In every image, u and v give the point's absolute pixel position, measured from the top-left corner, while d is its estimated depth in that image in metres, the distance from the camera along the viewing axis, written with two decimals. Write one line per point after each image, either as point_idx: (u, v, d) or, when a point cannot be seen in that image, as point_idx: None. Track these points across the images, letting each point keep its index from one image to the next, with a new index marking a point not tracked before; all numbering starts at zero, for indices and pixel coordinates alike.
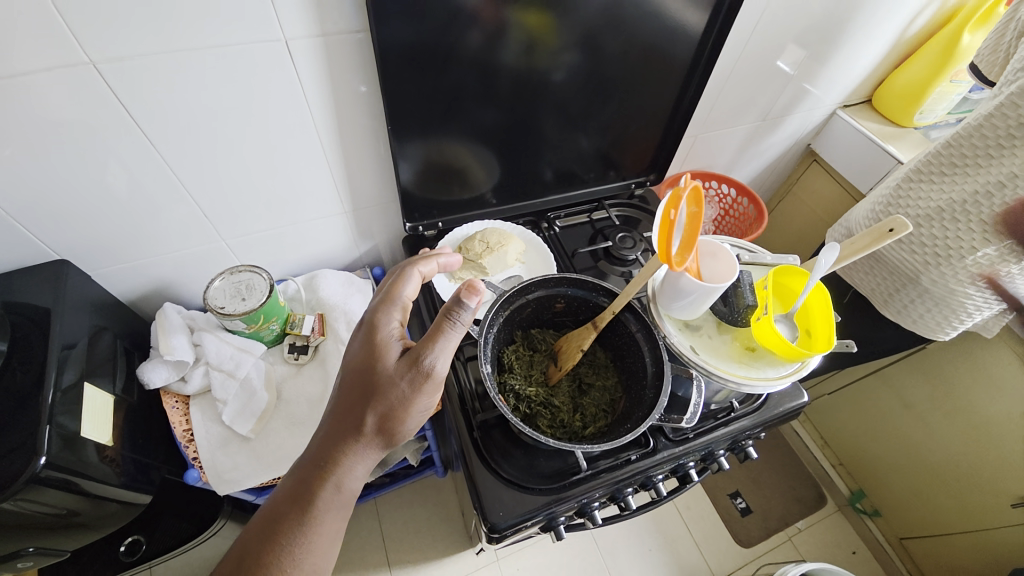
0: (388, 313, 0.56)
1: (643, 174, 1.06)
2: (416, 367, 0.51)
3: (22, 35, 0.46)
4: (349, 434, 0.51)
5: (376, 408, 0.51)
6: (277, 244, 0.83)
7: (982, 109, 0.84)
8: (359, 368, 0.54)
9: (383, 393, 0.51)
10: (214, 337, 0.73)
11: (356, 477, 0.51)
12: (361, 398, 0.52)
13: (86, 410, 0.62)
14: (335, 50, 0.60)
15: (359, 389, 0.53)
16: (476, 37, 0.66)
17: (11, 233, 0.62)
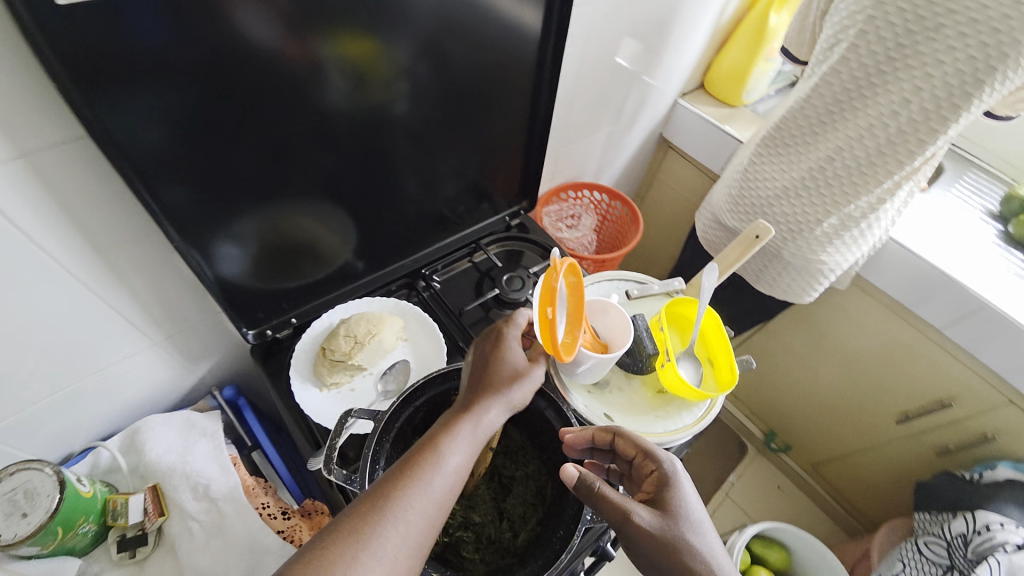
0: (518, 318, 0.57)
1: (516, 203, 0.99)
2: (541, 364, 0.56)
3: None
4: (484, 401, 0.49)
5: (514, 382, 0.52)
6: (63, 410, 0.61)
7: (793, 94, 0.91)
8: (492, 354, 0.54)
9: (517, 379, 0.52)
10: (0, 575, 0.51)
11: (484, 433, 0.48)
12: (493, 365, 0.52)
13: None
14: (48, 165, 0.44)
15: (491, 360, 0.53)
16: (256, 97, 0.52)
17: None
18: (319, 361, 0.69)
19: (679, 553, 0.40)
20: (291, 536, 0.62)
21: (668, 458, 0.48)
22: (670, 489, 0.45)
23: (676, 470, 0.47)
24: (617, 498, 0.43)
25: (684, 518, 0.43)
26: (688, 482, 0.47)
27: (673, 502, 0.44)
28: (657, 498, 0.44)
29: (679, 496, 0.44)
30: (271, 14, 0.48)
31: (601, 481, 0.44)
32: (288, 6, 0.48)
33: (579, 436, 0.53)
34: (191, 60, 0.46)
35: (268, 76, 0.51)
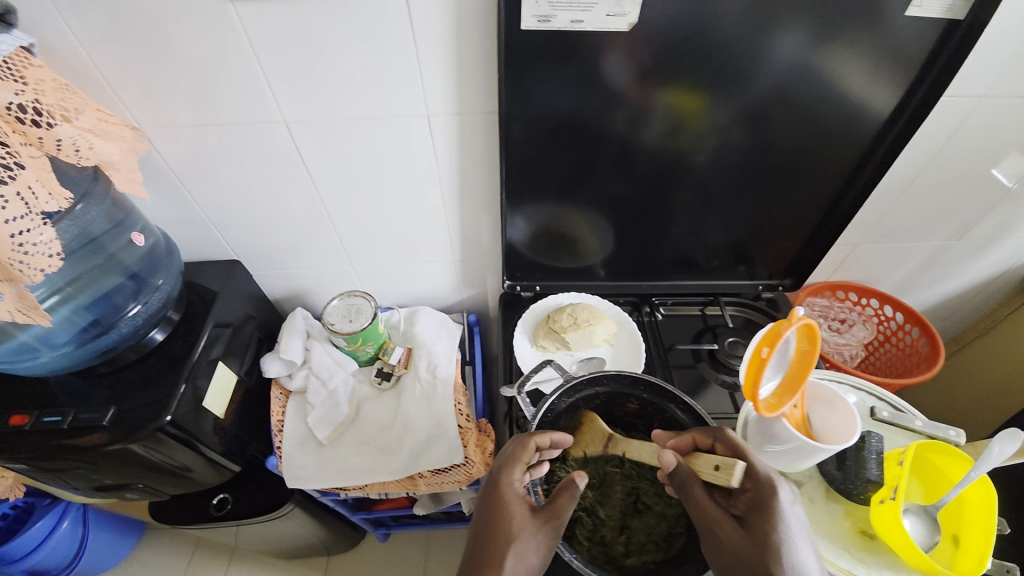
0: (513, 470, 0.53)
1: (777, 277, 0.94)
2: (552, 525, 0.50)
3: (253, 96, 0.62)
4: None
5: (514, 559, 0.47)
6: (393, 277, 0.93)
7: None
8: (488, 520, 0.50)
9: (518, 552, 0.47)
10: (321, 347, 0.84)
11: None
12: (488, 542, 0.48)
13: (211, 385, 0.73)
14: (468, 126, 0.68)
15: (486, 533, 0.49)
16: (591, 123, 0.68)
17: (212, 235, 0.80)
18: (540, 325, 0.83)
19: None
20: (464, 436, 0.78)
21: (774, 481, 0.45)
22: (770, 514, 0.43)
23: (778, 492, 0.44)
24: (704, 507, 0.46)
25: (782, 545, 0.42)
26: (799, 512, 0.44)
27: (765, 526, 0.43)
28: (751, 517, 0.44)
29: (779, 527, 0.42)
30: (633, 61, 0.62)
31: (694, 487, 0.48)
32: (646, 63, 0.62)
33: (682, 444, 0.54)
34: (567, 80, 0.63)
35: (607, 104, 0.66)
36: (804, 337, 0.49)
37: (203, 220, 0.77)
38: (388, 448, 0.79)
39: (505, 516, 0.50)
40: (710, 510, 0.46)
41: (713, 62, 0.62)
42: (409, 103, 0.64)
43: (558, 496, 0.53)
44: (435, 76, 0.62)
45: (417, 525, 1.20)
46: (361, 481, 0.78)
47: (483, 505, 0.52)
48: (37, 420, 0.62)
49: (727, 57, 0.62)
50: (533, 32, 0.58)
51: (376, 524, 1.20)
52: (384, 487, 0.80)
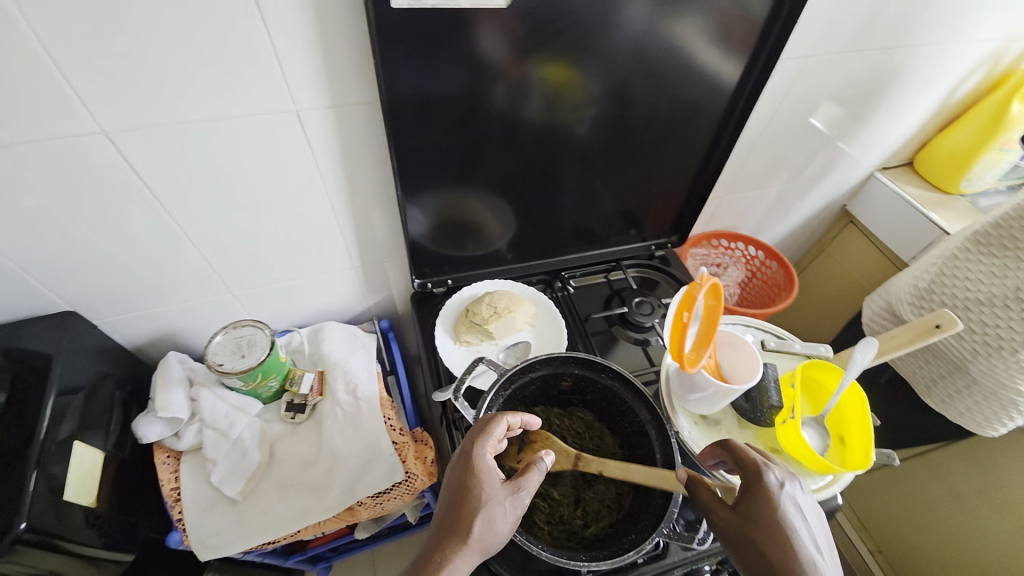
0: (485, 441, 0.51)
1: (664, 235, 1.02)
2: (519, 496, 0.50)
3: (51, 102, 0.48)
4: (452, 555, 0.46)
5: (481, 526, 0.47)
6: (285, 296, 0.82)
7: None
8: (459, 487, 0.49)
9: (486, 518, 0.48)
10: (211, 393, 0.72)
11: None
12: (457, 510, 0.48)
13: (71, 471, 0.59)
14: (346, 120, 0.61)
15: (456, 503, 0.49)
16: (476, 100, 0.65)
17: (24, 285, 0.62)
18: (461, 319, 0.81)
19: (771, 554, 0.41)
20: (401, 451, 0.74)
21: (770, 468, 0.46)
22: (765, 499, 0.44)
23: (772, 482, 0.45)
24: (704, 497, 0.46)
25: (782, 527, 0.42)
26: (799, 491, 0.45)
27: (761, 509, 0.44)
28: (743, 505, 0.45)
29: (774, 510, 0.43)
30: (506, 35, 0.59)
31: (692, 480, 0.48)
32: (518, 35, 0.60)
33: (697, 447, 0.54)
34: (443, 60, 0.59)
35: (485, 83, 0.63)
36: (709, 295, 0.59)
37: (8, 269, 0.60)
38: (318, 485, 0.71)
39: (474, 489, 0.49)
40: (706, 507, 0.46)
41: (582, 39, 0.63)
42: (271, 99, 0.55)
43: (526, 469, 0.52)
44: (298, 65, 0.53)
45: (361, 549, 1.13)
46: (293, 529, 0.70)
47: (455, 477, 0.50)
48: None
49: (593, 32, 0.63)
50: (406, 11, 0.52)
51: (314, 561, 1.10)
52: (320, 527, 0.73)
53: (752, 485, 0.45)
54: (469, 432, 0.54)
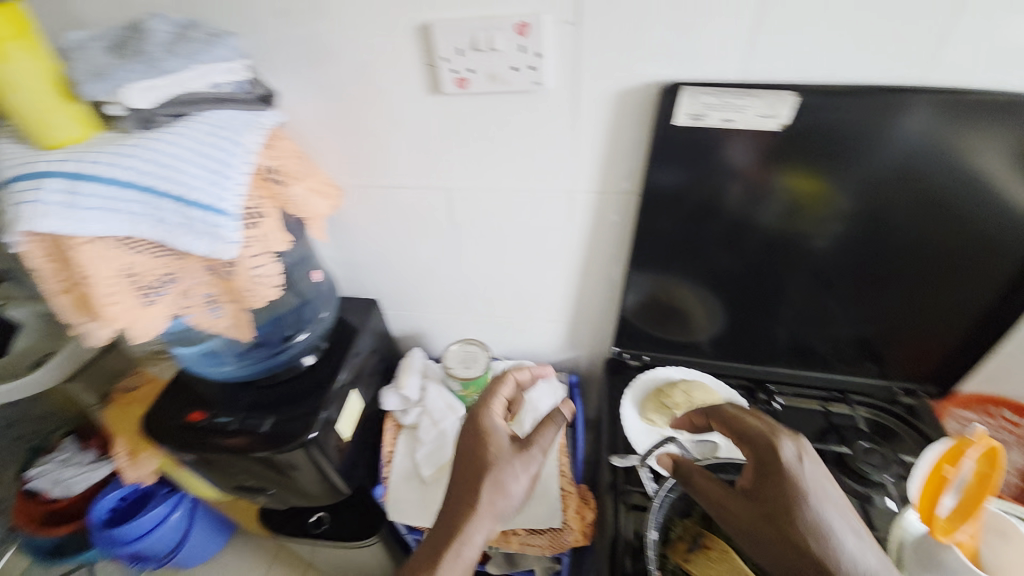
0: (487, 409, 0.64)
1: (918, 382, 0.86)
2: (528, 455, 0.60)
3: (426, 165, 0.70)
4: (472, 517, 0.56)
5: (495, 487, 0.57)
6: (504, 329, 0.97)
7: None
8: (466, 447, 0.61)
9: (499, 481, 0.58)
10: (436, 388, 0.90)
11: (474, 544, 0.55)
12: (474, 472, 0.59)
13: (346, 411, 0.80)
14: (609, 204, 0.72)
15: (472, 467, 0.59)
16: (711, 202, 0.68)
17: (357, 275, 0.89)
18: (650, 398, 0.83)
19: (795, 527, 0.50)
20: (565, 498, 0.79)
21: (784, 442, 0.54)
22: (779, 476, 0.53)
23: (788, 458, 0.53)
24: (710, 487, 0.57)
25: (793, 502, 0.51)
26: (813, 466, 0.53)
27: (773, 489, 0.53)
28: (758, 491, 0.54)
29: (790, 486, 0.52)
30: (758, 147, 0.61)
31: (696, 472, 0.59)
32: (771, 146, 0.61)
33: (680, 423, 0.67)
34: (702, 166, 0.64)
35: (727, 186, 0.66)
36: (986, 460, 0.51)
37: (355, 265, 0.87)
38: None
39: (484, 451, 0.60)
40: (715, 499, 0.56)
41: (837, 151, 0.61)
42: (560, 182, 0.69)
43: (539, 426, 0.61)
44: (590, 161, 0.66)
45: None
46: None
47: (464, 438, 0.62)
48: (214, 416, 0.74)
49: (853, 149, 0.61)
50: (684, 128, 0.60)
51: None
52: None
53: (767, 479, 0.54)
54: (478, 400, 0.66)
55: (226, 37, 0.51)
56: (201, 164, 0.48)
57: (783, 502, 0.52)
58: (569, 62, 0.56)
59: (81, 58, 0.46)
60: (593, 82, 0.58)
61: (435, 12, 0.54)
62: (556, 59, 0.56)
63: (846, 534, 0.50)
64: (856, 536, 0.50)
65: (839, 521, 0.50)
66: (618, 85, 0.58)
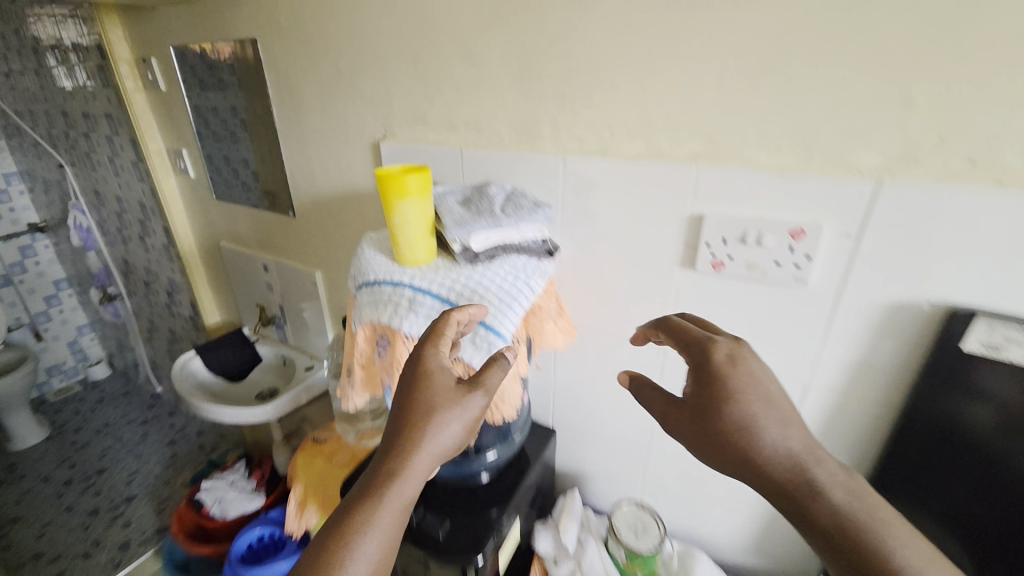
0: (436, 345, 0.52)
1: None
2: (473, 398, 0.50)
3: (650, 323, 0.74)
4: (408, 458, 0.47)
5: (434, 424, 0.48)
6: (677, 502, 0.88)
7: None
8: (409, 382, 0.51)
9: (439, 423, 0.48)
10: (596, 547, 0.84)
11: (412, 489, 0.47)
12: (412, 409, 0.48)
13: (506, 541, 0.78)
14: (849, 407, 0.66)
15: (409, 401, 0.49)
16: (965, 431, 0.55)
17: (544, 402, 0.93)
18: None
19: (727, 443, 0.45)
20: None
21: (716, 340, 0.50)
22: (711, 376, 0.48)
23: (726, 352, 0.48)
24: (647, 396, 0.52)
25: (741, 415, 0.45)
26: (761, 370, 0.47)
27: (712, 391, 0.47)
28: (713, 395, 0.47)
29: (743, 409, 0.45)
30: None
31: (639, 381, 0.54)
32: None
33: (637, 338, 0.59)
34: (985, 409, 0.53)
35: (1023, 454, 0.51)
36: None
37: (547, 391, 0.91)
38: None
39: (428, 386, 0.50)
40: (663, 398, 0.52)
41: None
42: (795, 370, 0.66)
43: (482, 370, 0.52)
44: (838, 357, 0.63)
45: None
46: None
47: (411, 372, 0.51)
48: None
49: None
50: (967, 353, 0.52)
51: None
52: None
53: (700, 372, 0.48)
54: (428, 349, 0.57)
55: (544, 208, 0.66)
56: (501, 296, 0.60)
57: (744, 425, 0.45)
58: (841, 265, 0.58)
59: (450, 211, 0.63)
60: (862, 286, 0.58)
61: (712, 205, 0.62)
62: (827, 264, 0.58)
63: (821, 460, 0.43)
64: (792, 422, 0.45)
65: (785, 429, 0.44)
66: (895, 297, 0.57)
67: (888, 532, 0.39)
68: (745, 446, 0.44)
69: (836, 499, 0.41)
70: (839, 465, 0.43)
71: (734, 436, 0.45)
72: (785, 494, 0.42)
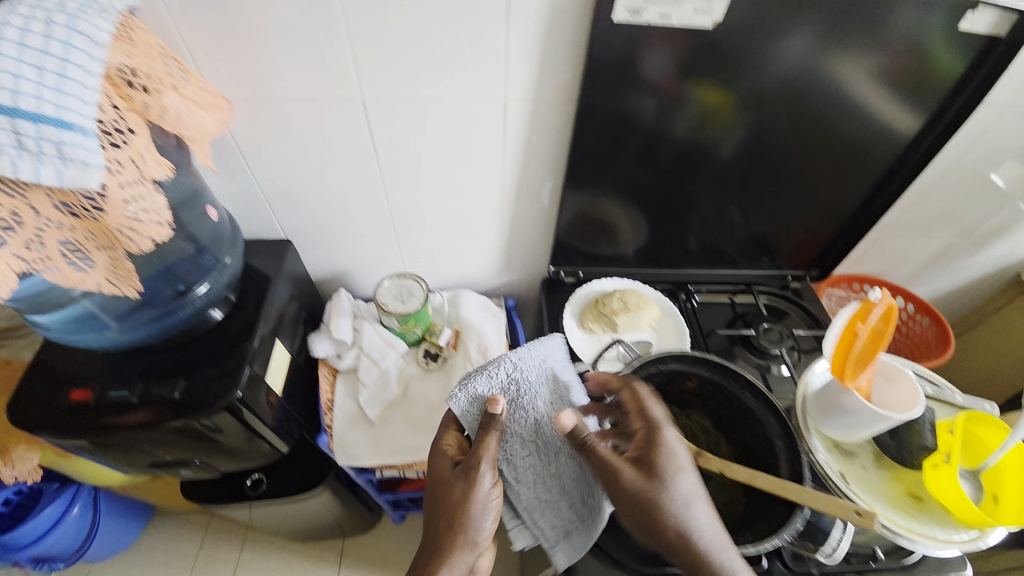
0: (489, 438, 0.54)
1: (802, 268, 0.99)
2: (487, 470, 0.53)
3: (321, 70, 0.61)
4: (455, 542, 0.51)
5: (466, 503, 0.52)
6: (434, 260, 0.93)
7: None
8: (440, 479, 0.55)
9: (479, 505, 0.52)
10: (371, 327, 0.85)
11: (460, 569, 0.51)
12: (451, 486, 0.53)
13: (272, 363, 0.73)
14: (543, 113, 0.69)
15: (449, 485, 0.53)
16: (641, 119, 0.70)
17: (260, 212, 0.78)
18: (589, 308, 0.86)
19: (623, 474, 0.50)
20: None
21: (659, 429, 0.53)
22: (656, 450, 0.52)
23: (666, 434, 0.53)
24: (602, 453, 0.52)
25: (643, 492, 0.49)
26: (680, 444, 0.52)
27: (655, 455, 0.51)
28: (643, 451, 0.52)
29: (671, 473, 0.50)
30: (675, 55, 0.63)
31: (594, 438, 0.53)
32: (688, 54, 0.63)
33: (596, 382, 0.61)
34: (723, 113, 0.71)
35: (727, 130, 0.74)
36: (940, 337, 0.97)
37: (257, 196, 0.76)
38: None
39: (458, 474, 0.54)
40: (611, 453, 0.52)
41: (839, 98, 0.70)
42: (490, 88, 0.64)
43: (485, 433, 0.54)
44: (521, 64, 0.62)
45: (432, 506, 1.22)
46: (411, 459, 0.79)
47: (440, 470, 0.56)
48: (105, 395, 0.62)
49: (847, 105, 0.71)
50: (620, 25, 0.58)
51: (395, 506, 1.23)
52: None
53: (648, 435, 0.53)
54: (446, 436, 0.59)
55: None
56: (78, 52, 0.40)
57: (659, 489, 0.50)
58: None
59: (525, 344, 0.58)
60: None
61: None
62: None
63: (702, 509, 0.50)
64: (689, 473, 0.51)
65: (690, 482, 0.50)
66: None
67: (704, 542, 0.49)
68: (650, 499, 0.49)
69: (695, 521, 0.49)
70: (705, 496, 0.51)
71: (645, 492, 0.49)
72: (654, 504, 0.49)
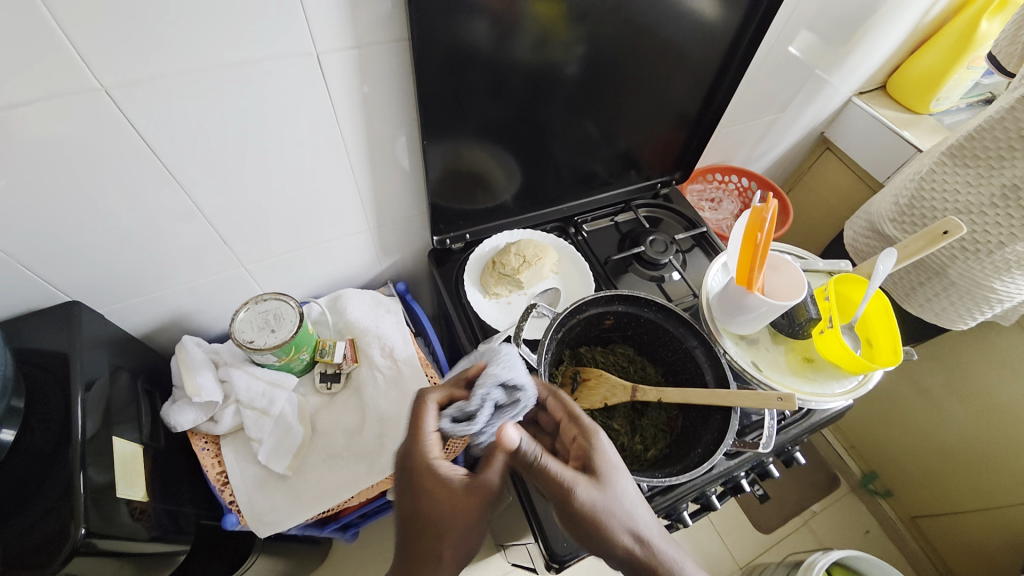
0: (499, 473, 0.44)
1: (667, 173, 1.03)
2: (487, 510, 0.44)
3: (5, 55, 0.39)
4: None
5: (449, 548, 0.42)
6: (295, 266, 0.77)
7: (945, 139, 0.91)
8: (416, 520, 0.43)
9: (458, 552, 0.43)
10: (243, 372, 0.68)
11: None
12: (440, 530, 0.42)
13: (117, 463, 0.55)
14: (369, 62, 0.55)
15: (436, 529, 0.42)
16: (508, 49, 0.62)
17: (9, 277, 0.55)
18: (487, 272, 0.79)
19: (577, 506, 0.44)
20: None
21: (590, 441, 0.48)
22: (594, 466, 0.46)
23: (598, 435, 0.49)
24: (555, 475, 0.44)
25: (597, 505, 0.44)
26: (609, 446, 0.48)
27: (597, 468, 0.46)
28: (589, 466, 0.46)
29: (619, 484, 0.46)
30: None
31: (540, 455, 0.44)
32: None
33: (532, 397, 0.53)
34: (557, 27, 0.63)
35: (566, 48, 0.67)
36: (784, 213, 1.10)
37: None
38: (366, 451, 0.70)
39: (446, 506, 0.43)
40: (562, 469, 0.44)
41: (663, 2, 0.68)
42: (288, 38, 0.49)
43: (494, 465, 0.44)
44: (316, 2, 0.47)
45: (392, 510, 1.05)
46: (348, 495, 0.69)
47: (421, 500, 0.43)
48: None
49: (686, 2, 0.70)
50: None
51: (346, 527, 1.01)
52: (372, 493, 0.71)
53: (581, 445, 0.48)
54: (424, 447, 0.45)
55: None
56: None
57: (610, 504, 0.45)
58: None
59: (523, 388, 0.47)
60: None
61: None
62: None
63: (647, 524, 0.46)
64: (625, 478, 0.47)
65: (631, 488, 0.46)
66: None
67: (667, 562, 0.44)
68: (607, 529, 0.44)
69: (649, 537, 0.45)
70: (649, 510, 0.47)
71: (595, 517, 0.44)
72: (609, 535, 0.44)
